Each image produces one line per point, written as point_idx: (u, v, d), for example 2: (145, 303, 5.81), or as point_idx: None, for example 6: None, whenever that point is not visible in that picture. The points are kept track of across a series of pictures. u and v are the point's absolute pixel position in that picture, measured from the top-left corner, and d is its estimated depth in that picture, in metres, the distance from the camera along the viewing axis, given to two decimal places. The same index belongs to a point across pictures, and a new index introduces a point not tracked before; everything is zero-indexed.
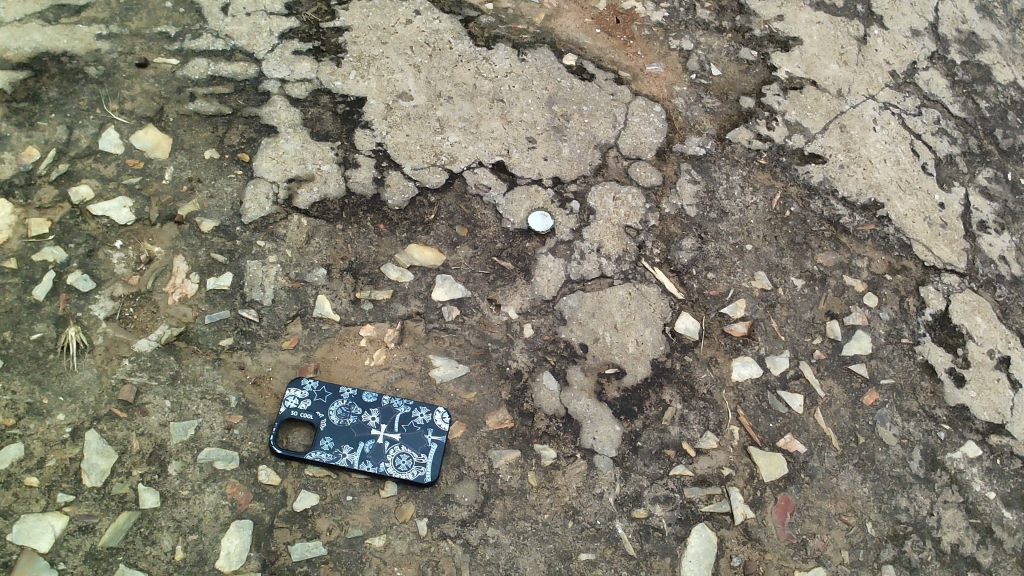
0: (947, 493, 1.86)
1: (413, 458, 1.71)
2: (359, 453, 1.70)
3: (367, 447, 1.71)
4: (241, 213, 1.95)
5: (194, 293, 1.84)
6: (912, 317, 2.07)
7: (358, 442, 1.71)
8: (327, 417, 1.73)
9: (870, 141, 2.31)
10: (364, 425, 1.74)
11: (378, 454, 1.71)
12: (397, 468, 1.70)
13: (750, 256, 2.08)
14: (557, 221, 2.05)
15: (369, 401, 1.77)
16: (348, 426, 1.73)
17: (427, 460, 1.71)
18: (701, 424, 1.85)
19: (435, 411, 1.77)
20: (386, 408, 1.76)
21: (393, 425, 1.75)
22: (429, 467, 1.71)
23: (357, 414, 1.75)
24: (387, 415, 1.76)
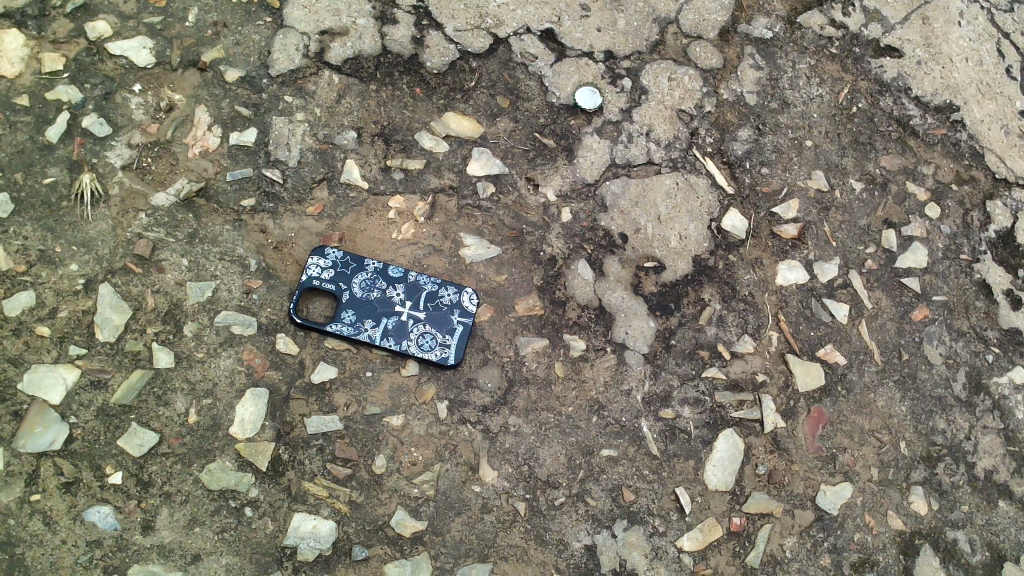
0: (987, 418, 1.79)
1: (437, 338, 1.64)
2: (382, 330, 1.63)
3: (390, 324, 1.63)
4: (269, 64, 1.81)
5: (216, 147, 1.73)
6: (975, 233, 1.94)
7: (381, 318, 1.63)
8: (349, 289, 1.65)
9: (954, 36, 2.11)
10: (387, 300, 1.65)
11: (401, 331, 1.63)
12: (420, 348, 1.63)
13: (809, 154, 1.93)
14: (607, 99, 1.90)
15: (395, 274, 1.67)
16: (371, 300, 1.65)
17: (451, 342, 1.64)
18: (739, 327, 1.76)
19: (463, 290, 1.68)
20: (411, 283, 1.67)
21: (418, 302, 1.66)
22: (453, 348, 1.64)
23: (381, 287, 1.66)
24: (413, 290, 1.67)
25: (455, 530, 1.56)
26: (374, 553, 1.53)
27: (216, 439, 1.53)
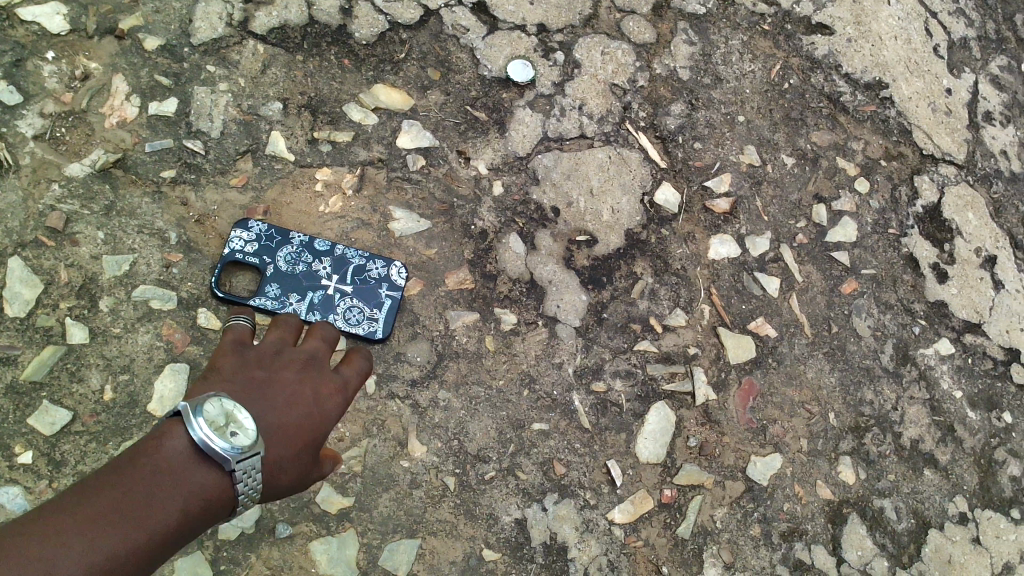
0: (914, 389, 1.81)
1: (365, 312, 1.61)
2: (307, 304, 1.60)
3: (317, 298, 1.61)
4: (191, 33, 1.75)
5: (134, 117, 1.67)
6: (903, 208, 1.96)
7: (307, 292, 1.61)
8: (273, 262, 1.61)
9: (883, 15, 2.13)
10: (314, 274, 1.62)
11: (328, 306, 1.61)
12: (347, 322, 1.61)
13: (741, 129, 1.94)
14: (539, 72, 1.88)
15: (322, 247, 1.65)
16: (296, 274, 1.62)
17: (379, 316, 1.61)
18: (671, 301, 1.76)
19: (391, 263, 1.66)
20: (339, 257, 1.65)
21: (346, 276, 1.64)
22: (381, 322, 1.61)
23: (307, 260, 1.63)
24: (340, 264, 1.64)
25: (383, 506, 1.53)
26: (299, 531, 1.49)
27: (133, 416, 1.48)
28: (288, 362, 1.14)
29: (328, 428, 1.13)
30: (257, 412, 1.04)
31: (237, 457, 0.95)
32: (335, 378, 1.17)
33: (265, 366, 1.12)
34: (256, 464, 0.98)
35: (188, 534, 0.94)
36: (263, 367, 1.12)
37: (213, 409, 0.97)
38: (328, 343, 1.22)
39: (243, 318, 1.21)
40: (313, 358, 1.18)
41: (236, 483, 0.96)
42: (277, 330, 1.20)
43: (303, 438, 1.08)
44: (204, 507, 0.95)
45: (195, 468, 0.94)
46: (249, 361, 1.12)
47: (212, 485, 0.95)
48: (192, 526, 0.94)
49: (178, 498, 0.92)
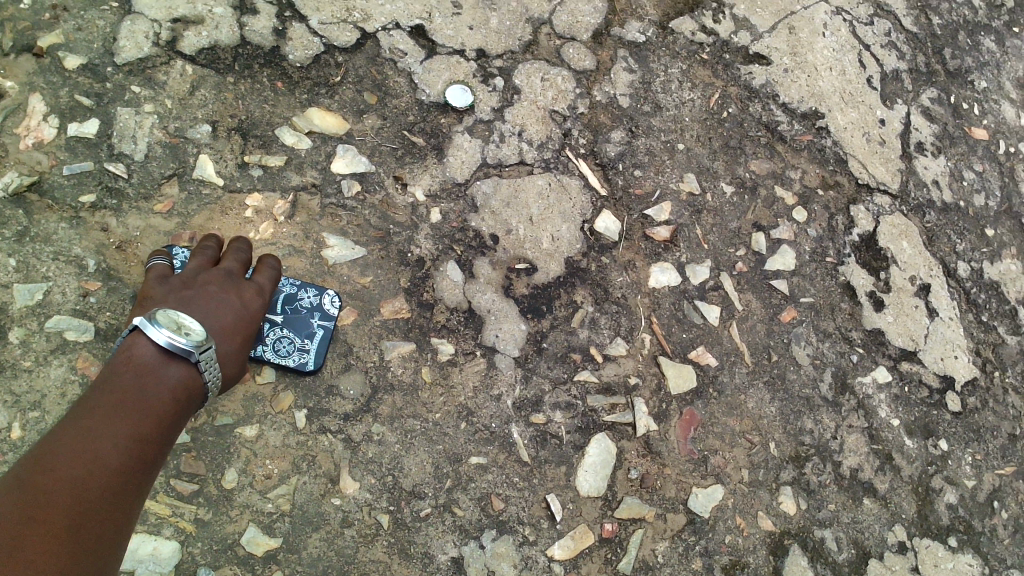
0: (852, 417, 1.81)
1: (295, 343, 1.55)
2: None
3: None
4: (115, 52, 1.68)
5: (52, 138, 1.60)
6: (840, 236, 1.97)
7: None
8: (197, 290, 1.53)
9: (818, 46, 2.16)
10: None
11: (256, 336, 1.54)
12: (276, 353, 1.54)
13: (681, 157, 1.93)
14: (478, 97, 1.85)
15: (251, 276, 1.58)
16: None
17: (311, 348, 1.55)
18: (612, 330, 1.73)
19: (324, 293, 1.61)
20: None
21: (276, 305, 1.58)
22: (312, 354, 1.55)
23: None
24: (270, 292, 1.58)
25: (313, 546, 1.46)
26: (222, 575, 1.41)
27: None
28: (208, 282, 1.41)
29: (254, 325, 1.42)
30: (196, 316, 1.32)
31: (197, 349, 1.24)
32: (252, 284, 1.45)
33: (191, 287, 1.39)
34: (210, 353, 1.27)
35: (184, 415, 1.24)
36: (192, 286, 1.39)
37: (162, 320, 1.25)
38: (238, 263, 1.47)
39: (161, 258, 1.47)
40: (235, 266, 1.46)
41: (200, 371, 1.25)
42: (196, 259, 1.45)
43: (253, 328, 1.41)
44: (190, 390, 1.24)
45: (170, 365, 1.23)
46: (173, 283, 1.39)
47: (187, 375, 1.24)
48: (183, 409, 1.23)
49: (163, 390, 1.20)
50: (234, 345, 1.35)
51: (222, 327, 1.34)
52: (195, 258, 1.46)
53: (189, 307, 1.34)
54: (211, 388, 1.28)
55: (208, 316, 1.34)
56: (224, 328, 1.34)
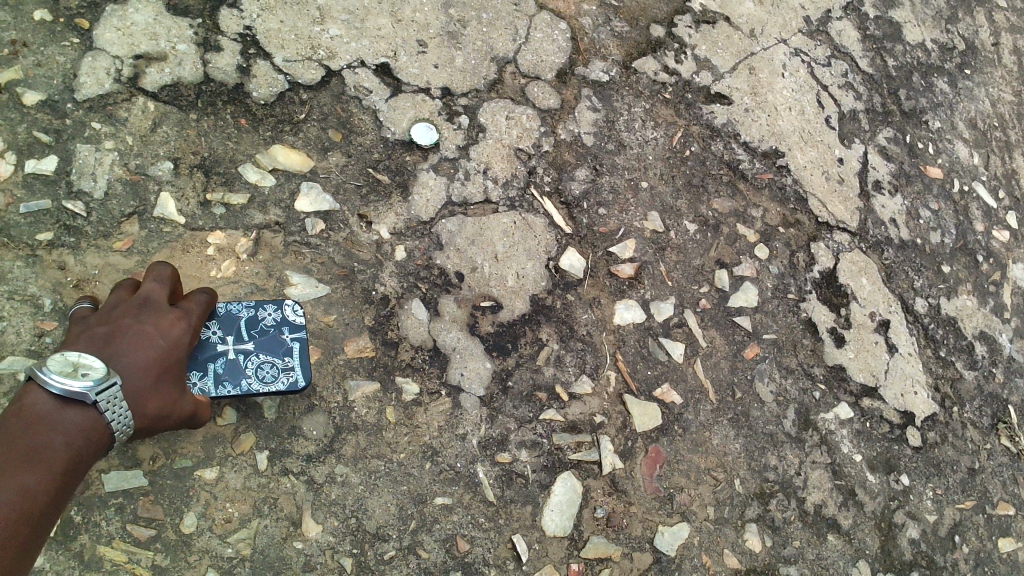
0: (815, 453, 1.83)
1: (278, 364, 1.51)
2: (211, 377, 1.46)
3: (219, 368, 1.47)
4: (75, 88, 1.67)
5: (7, 175, 1.57)
6: (801, 273, 2.00)
7: (205, 365, 1.46)
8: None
9: (778, 87, 2.20)
10: (205, 343, 1.47)
11: (236, 373, 1.48)
12: (263, 380, 1.49)
13: (644, 195, 1.95)
14: (444, 135, 1.86)
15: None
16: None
17: (295, 363, 1.52)
18: (577, 367, 1.73)
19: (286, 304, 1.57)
20: (223, 316, 1.51)
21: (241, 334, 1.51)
22: (298, 369, 1.52)
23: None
24: (229, 322, 1.51)
25: None
26: None
27: None
28: (121, 315, 1.30)
29: (176, 356, 1.32)
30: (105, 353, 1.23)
31: (95, 390, 1.15)
32: (174, 310, 1.36)
33: (105, 321, 1.29)
34: (115, 391, 1.18)
35: (89, 460, 1.15)
36: (107, 321, 1.29)
37: (60, 361, 1.16)
38: (162, 288, 1.38)
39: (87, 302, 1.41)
40: (156, 293, 1.36)
41: (103, 412, 1.16)
42: (116, 292, 1.37)
43: (175, 362, 1.31)
44: (94, 432, 1.16)
45: (69, 408, 1.14)
46: (88, 321, 1.31)
47: (88, 417, 1.15)
48: (87, 454, 1.15)
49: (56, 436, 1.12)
50: (151, 380, 1.25)
51: (136, 362, 1.24)
52: (116, 293, 1.37)
53: (101, 344, 1.25)
54: (122, 429, 1.19)
55: (119, 352, 1.24)
56: (139, 363, 1.25)
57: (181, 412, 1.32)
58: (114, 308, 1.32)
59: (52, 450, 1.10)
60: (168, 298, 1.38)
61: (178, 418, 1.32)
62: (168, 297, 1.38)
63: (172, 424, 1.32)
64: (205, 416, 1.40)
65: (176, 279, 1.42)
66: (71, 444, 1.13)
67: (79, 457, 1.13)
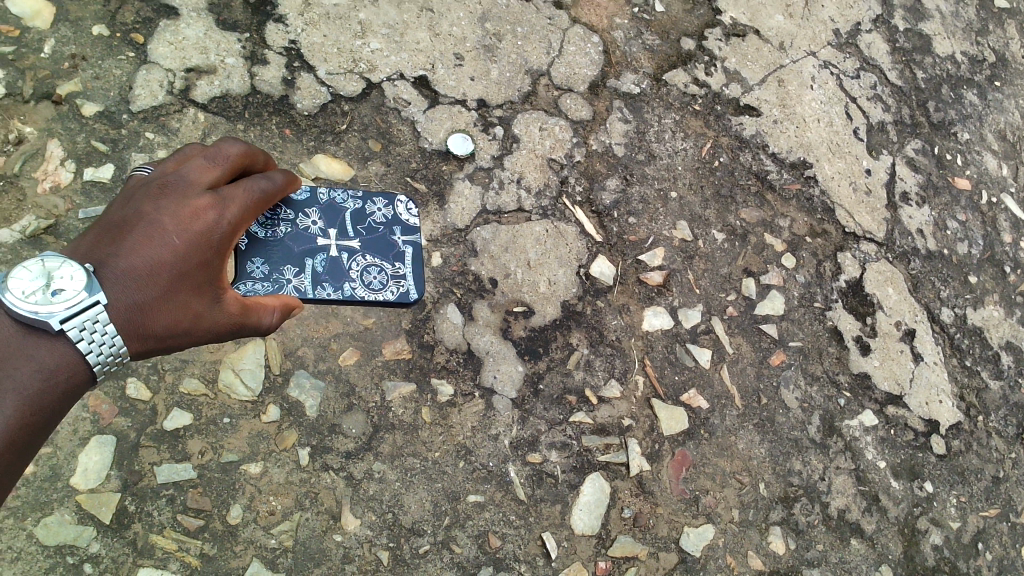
0: (839, 459, 1.86)
1: (386, 271, 1.56)
2: (321, 272, 1.48)
3: (328, 265, 1.49)
4: (130, 99, 1.75)
5: (68, 182, 1.65)
6: (827, 282, 2.03)
7: (315, 258, 1.49)
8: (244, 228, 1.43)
9: (806, 98, 2.24)
10: (316, 235, 1.50)
11: (339, 274, 1.50)
12: (370, 284, 1.53)
13: (674, 204, 2.00)
14: (479, 146, 1.93)
15: (305, 201, 1.53)
16: (282, 240, 1.47)
17: (407, 273, 1.57)
18: (606, 372, 1.79)
19: (398, 206, 1.64)
20: (334, 210, 1.55)
21: (350, 231, 1.55)
22: (407, 278, 1.57)
23: (293, 221, 1.50)
24: (340, 219, 1.55)
25: None
26: None
27: (54, 491, 1.45)
28: (144, 201, 1.16)
29: (203, 254, 1.15)
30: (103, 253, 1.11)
31: (61, 319, 1.02)
32: (207, 196, 1.17)
33: (129, 204, 1.16)
34: (94, 316, 1.05)
35: (61, 402, 1.05)
36: (129, 205, 1.16)
37: (32, 272, 1.03)
38: (207, 168, 1.20)
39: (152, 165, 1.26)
40: (197, 174, 1.19)
41: (74, 343, 1.04)
42: (166, 161, 1.22)
43: (201, 265, 1.15)
44: (57, 377, 1.04)
45: (35, 340, 1.03)
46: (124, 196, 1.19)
47: (64, 349, 1.04)
48: (43, 404, 1.02)
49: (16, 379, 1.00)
50: (156, 290, 1.12)
51: (136, 268, 1.11)
52: (167, 163, 1.22)
53: (108, 239, 1.13)
54: (104, 362, 1.07)
55: (119, 253, 1.12)
56: (137, 271, 1.11)
57: (211, 323, 1.18)
58: (145, 189, 1.17)
59: (9, 392, 0.99)
60: (214, 181, 1.20)
61: (209, 329, 1.19)
62: (214, 179, 1.20)
63: (201, 335, 1.18)
64: (257, 324, 1.25)
65: (234, 158, 1.23)
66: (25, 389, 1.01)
67: (43, 400, 1.02)
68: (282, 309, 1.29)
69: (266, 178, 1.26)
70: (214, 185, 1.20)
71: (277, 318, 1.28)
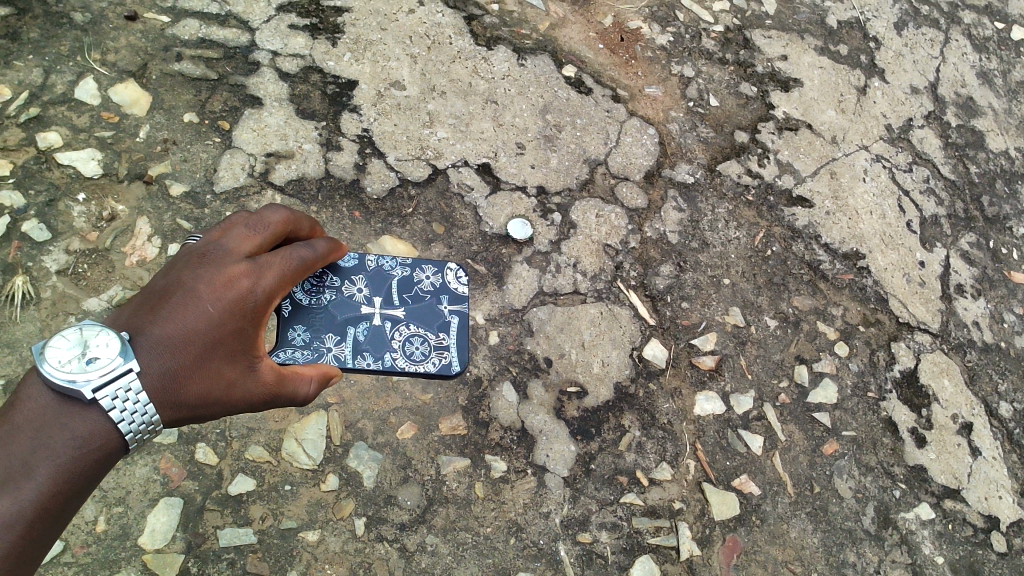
0: (895, 552, 1.83)
1: (430, 343, 1.62)
2: (360, 343, 1.56)
3: (369, 337, 1.56)
4: (214, 181, 1.88)
5: (153, 257, 1.77)
6: (881, 372, 2.04)
7: (357, 328, 1.56)
8: (292, 297, 1.53)
9: (859, 191, 2.29)
10: (358, 304, 1.58)
11: (381, 344, 1.57)
12: (412, 357, 1.59)
13: (726, 291, 2.05)
14: (537, 230, 2.01)
15: (353, 268, 1.62)
16: (328, 307, 1.56)
17: (451, 343, 1.63)
18: (658, 454, 1.81)
19: (447, 274, 1.70)
20: (382, 278, 1.63)
21: (395, 299, 1.62)
22: (452, 352, 1.63)
23: (339, 289, 1.59)
24: (386, 287, 1.63)
25: None
26: None
27: (122, 550, 1.50)
28: (182, 271, 1.18)
29: (237, 321, 1.16)
30: (140, 321, 1.12)
31: (92, 388, 1.01)
32: (245, 263, 1.20)
33: (169, 273, 1.18)
34: (127, 385, 1.05)
35: (93, 471, 1.03)
36: (168, 275, 1.18)
37: (69, 341, 1.03)
38: (248, 238, 1.23)
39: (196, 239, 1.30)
40: (237, 243, 1.22)
41: (107, 411, 1.03)
42: (207, 233, 1.25)
43: (236, 333, 1.17)
44: (90, 445, 1.02)
45: (70, 409, 1.02)
46: (164, 268, 1.22)
47: (98, 418, 1.03)
48: (76, 473, 1.00)
49: (49, 447, 0.99)
50: (191, 357, 1.13)
51: (171, 335, 1.12)
52: (210, 233, 1.25)
53: (145, 310, 1.14)
54: (136, 431, 1.06)
55: (155, 322, 1.13)
56: (172, 339, 1.12)
57: (245, 392, 1.19)
58: (184, 260, 1.20)
59: (42, 460, 0.98)
60: (254, 251, 1.23)
61: (242, 398, 1.19)
62: (254, 248, 1.23)
63: (235, 405, 1.19)
64: (292, 394, 1.26)
65: (275, 228, 1.27)
66: (57, 456, 0.99)
67: (76, 470, 1.01)
68: (317, 379, 1.31)
69: (306, 247, 1.30)
70: (254, 254, 1.23)
71: (313, 388, 1.29)
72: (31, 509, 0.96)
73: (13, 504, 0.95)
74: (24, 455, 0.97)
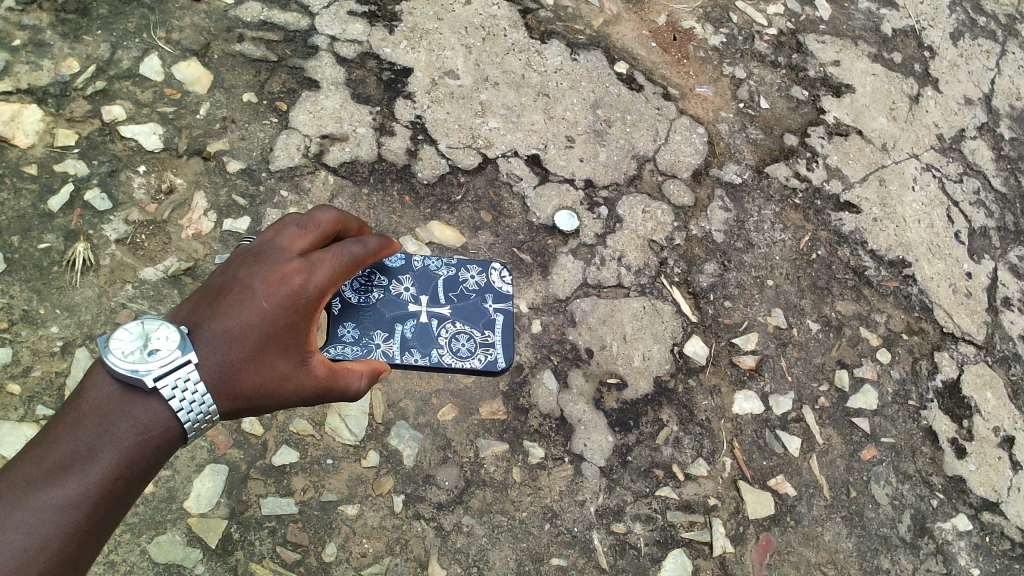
0: (930, 562, 1.81)
1: (477, 341, 1.64)
2: (407, 339, 1.59)
3: (416, 336, 1.60)
4: (270, 160, 1.92)
5: (208, 231, 1.81)
6: (923, 381, 2.02)
7: (404, 325, 1.60)
8: (342, 294, 1.58)
9: (908, 199, 2.28)
10: (405, 302, 1.63)
11: (428, 341, 1.60)
12: (461, 355, 1.61)
13: (770, 292, 2.04)
14: (584, 223, 2.02)
15: (400, 268, 1.67)
16: (376, 305, 1.61)
17: (496, 341, 1.65)
18: (695, 450, 1.81)
19: (491, 274, 1.74)
20: (429, 277, 1.68)
21: (441, 298, 1.67)
22: (498, 350, 1.65)
23: (386, 288, 1.64)
24: (432, 286, 1.67)
25: None
26: None
27: (168, 512, 1.54)
28: (238, 270, 1.22)
29: (290, 317, 1.21)
30: (200, 317, 1.17)
31: (153, 377, 1.05)
32: (296, 261, 1.24)
33: (226, 272, 1.23)
34: (186, 374, 1.09)
35: (155, 458, 1.06)
36: (225, 274, 1.23)
37: (131, 335, 1.07)
38: (300, 236, 1.28)
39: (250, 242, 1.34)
40: (289, 242, 1.27)
41: (168, 400, 1.07)
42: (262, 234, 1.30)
43: (289, 327, 1.21)
44: (151, 433, 1.06)
45: (132, 398, 1.06)
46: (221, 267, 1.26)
47: (158, 408, 1.07)
48: (138, 459, 1.04)
49: (112, 431, 1.03)
50: (247, 350, 1.16)
51: (229, 329, 1.16)
52: (264, 236, 1.30)
53: (204, 305, 1.19)
54: (194, 419, 1.10)
55: (214, 316, 1.17)
56: (229, 333, 1.16)
57: (298, 385, 1.22)
58: (240, 258, 1.25)
59: (105, 444, 1.02)
60: (306, 249, 1.28)
61: (296, 392, 1.23)
62: (305, 247, 1.28)
63: (289, 398, 1.22)
64: (344, 388, 1.29)
65: (325, 228, 1.32)
66: (120, 443, 1.03)
67: (138, 455, 1.04)
68: (369, 375, 1.33)
69: (357, 243, 1.33)
70: (306, 252, 1.28)
71: (365, 383, 1.32)
72: (95, 490, 1.00)
73: (78, 485, 0.98)
74: (89, 440, 1.01)
